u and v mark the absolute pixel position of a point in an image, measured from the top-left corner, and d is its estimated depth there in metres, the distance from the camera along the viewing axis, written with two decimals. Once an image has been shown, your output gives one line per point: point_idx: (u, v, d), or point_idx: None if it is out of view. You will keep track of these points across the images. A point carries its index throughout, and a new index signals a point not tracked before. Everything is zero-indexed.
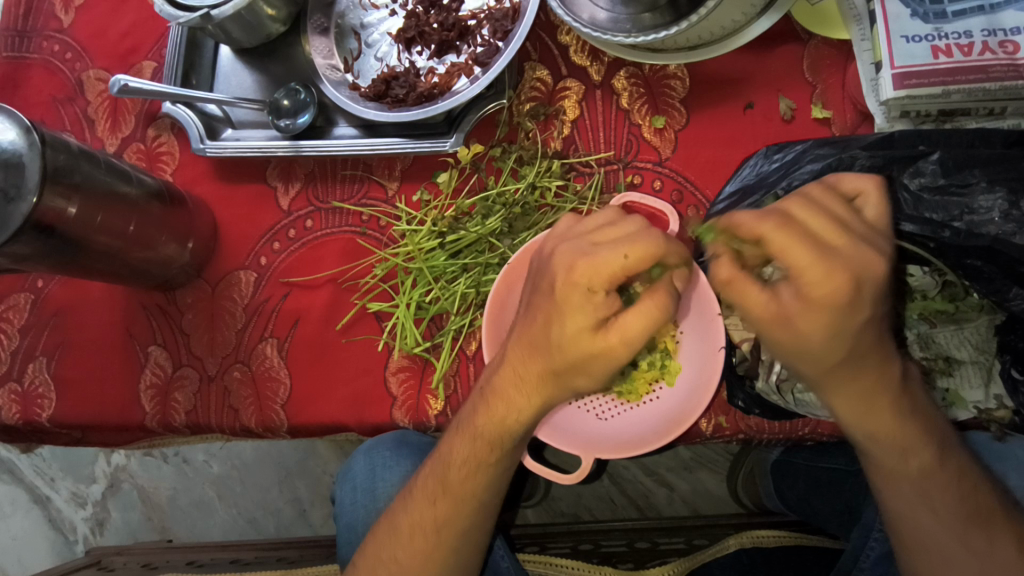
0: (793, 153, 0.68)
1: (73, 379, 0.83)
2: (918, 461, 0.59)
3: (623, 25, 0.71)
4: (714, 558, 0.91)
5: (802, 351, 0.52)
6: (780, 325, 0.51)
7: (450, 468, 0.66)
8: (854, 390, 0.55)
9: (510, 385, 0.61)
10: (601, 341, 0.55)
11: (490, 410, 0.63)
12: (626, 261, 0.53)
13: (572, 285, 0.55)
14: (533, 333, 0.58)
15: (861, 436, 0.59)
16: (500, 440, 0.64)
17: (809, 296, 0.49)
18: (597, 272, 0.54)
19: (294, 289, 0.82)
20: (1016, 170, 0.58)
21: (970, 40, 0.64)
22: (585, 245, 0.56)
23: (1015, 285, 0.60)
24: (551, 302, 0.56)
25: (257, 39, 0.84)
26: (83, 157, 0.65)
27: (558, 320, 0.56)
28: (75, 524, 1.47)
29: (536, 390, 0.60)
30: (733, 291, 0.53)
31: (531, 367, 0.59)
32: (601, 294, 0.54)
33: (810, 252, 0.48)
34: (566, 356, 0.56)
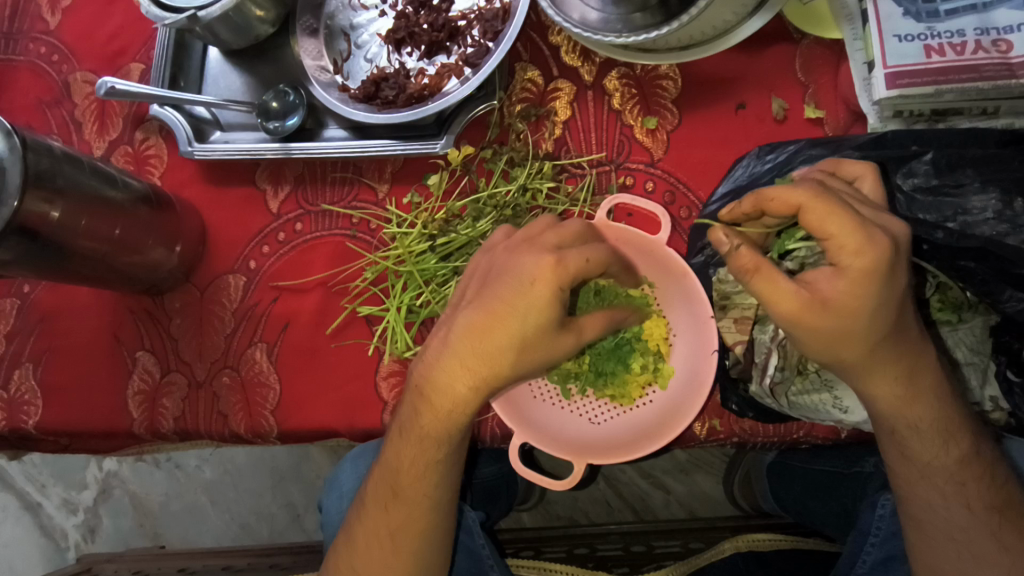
0: (786, 153, 0.68)
1: (60, 386, 0.82)
2: (932, 454, 0.58)
3: (615, 25, 0.70)
4: (711, 562, 0.89)
5: (837, 336, 0.52)
6: (819, 309, 0.51)
7: (400, 473, 0.65)
8: (892, 373, 0.55)
9: (451, 375, 0.59)
10: (563, 338, 0.59)
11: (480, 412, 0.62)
12: (587, 263, 0.57)
13: (542, 283, 0.55)
14: (492, 317, 0.57)
15: (901, 426, 0.58)
16: (442, 439, 0.63)
17: (849, 268, 0.50)
18: (559, 270, 0.56)
19: (284, 293, 0.81)
20: (1008, 171, 0.58)
21: (963, 39, 0.64)
22: (546, 244, 0.58)
23: (1009, 287, 0.59)
24: (523, 296, 0.56)
25: (246, 40, 0.83)
26: (67, 160, 0.64)
27: (522, 312, 0.56)
28: (66, 531, 1.45)
29: (483, 381, 0.59)
30: (759, 281, 0.51)
31: (475, 360, 0.58)
32: (564, 293, 0.57)
33: (845, 220, 0.49)
34: (524, 348, 0.57)
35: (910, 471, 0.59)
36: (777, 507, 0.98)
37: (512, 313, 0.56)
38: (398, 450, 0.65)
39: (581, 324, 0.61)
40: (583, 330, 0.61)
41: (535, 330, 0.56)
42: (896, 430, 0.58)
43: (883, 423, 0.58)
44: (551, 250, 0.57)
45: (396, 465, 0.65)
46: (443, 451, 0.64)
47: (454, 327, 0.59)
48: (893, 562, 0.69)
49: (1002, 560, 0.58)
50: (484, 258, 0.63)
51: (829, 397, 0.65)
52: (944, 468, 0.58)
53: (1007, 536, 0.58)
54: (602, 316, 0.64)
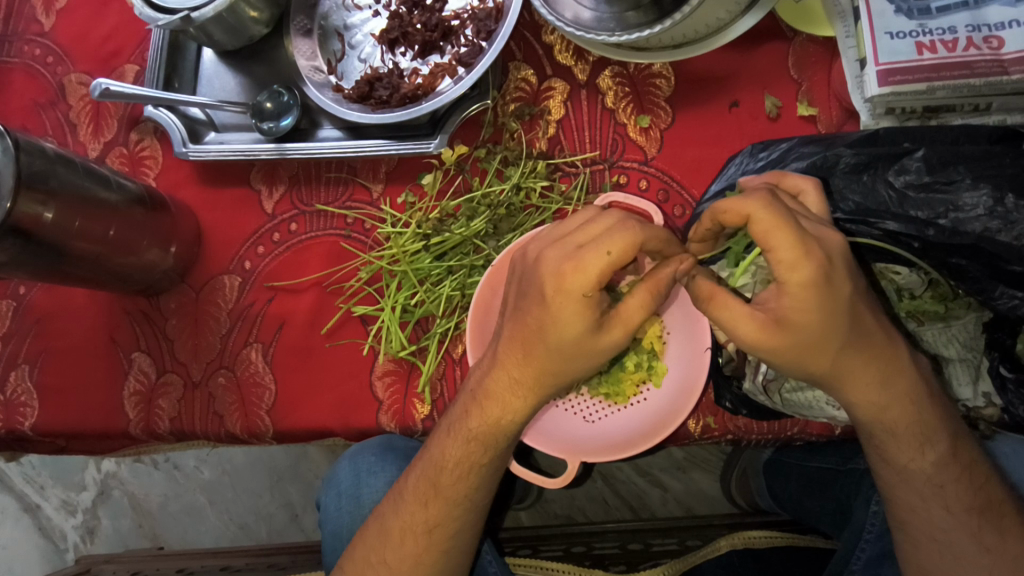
0: (779, 151, 0.68)
1: (56, 387, 0.82)
2: (908, 457, 0.58)
3: (608, 24, 0.70)
4: (706, 559, 0.89)
5: (795, 354, 0.52)
6: (775, 329, 0.51)
7: (443, 472, 0.65)
8: (865, 378, 0.55)
9: (504, 388, 0.61)
10: (604, 335, 0.56)
11: (491, 415, 0.62)
12: (609, 257, 0.53)
13: (566, 294, 0.54)
14: (526, 332, 0.58)
15: (881, 429, 0.58)
16: (491, 440, 0.63)
17: (789, 283, 0.50)
18: (580, 278, 0.54)
19: (279, 293, 0.81)
20: (998, 169, 0.58)
21: (955, 36, 0.64)
22: (569, 247, 0.56)
23: (1002, 285, 0.60)
24: (546, 309, 0.56)
25: (240, 41, 0.83)
26: (60, 161, 0.64)
27: (553, 323, 0.56)
28: (65, 533, 1.45)
29: (532, 389, 0.60)
30: (718, 308, 0.53)
31: (529, 370, 0.59)
32: (592, 297, 0.55)
33: (784, 230, 0.49)
34: (569, 360, 0.57)
35: (890, 474, 0.60)
36: (773, 504, 0.98)
37: (555, 334, 0.56)
38: (444, 448, 0.65)
39: (624, 312, 0.56)
40: (625, 319, 0.56)
41: (573, 338, 0.56)
42: (875, 434, 0.58)
43: (865, 427, 0.58)
44: (569, 255, 0.55)
45: (440, 462, 0.65)
46: (489, 454, 0.64)
47: (499, 341, 0.61)
48: (888, 558, 0.70)
49: (995, 555, 0.58)
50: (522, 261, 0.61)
51: (822, 394, 0.65)
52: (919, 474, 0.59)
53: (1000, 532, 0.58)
54: (644, 293, 0.56)
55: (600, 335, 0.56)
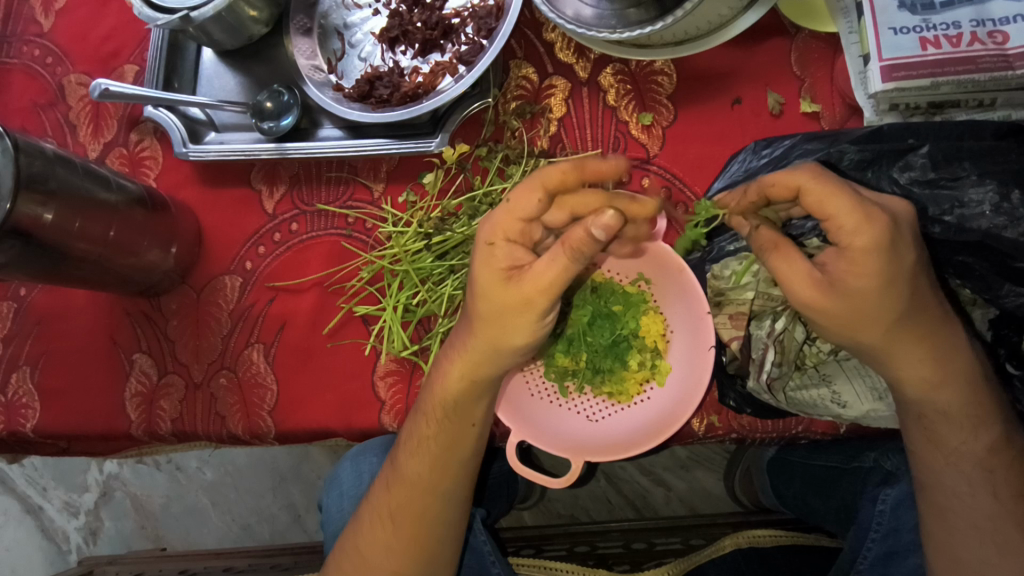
0: (782, 148, 0.67)
1: (57, 389, 0.82)
2: (960, 440, 0.58)
3: (609, 21, 0.69)
4: (710, 560, 0.89)
5: (851, 317, 0.52)
6: (830, 292, 0.52)
7: (406, 451, 0.67)
8: (918, 353, 0.55)
9: (450, 357, 0.63)
10: (516, 290, 0.57)
11: (435, 390, 0.64)
12: (510, 207, 0.57)
13: (477, 246, 0.58)
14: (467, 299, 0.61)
15: (932, 410, 0.57)
16: (445, 419, 0.64)
17: (850, 248, 0.50)
18: (488, 227, 0.58)
19: (280, 294, 0.81)
20: (1006, 163, 0.58)
21: (959, 31, 0.63)
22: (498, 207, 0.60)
23: (1008, 283, 0.59)
24: (471, 268, 0.59)
25: (239, 40, 0.82)
26: (60, 162, 0.64)
27: (475, 284, 0.59)
28: (68, 534, 1.45)
29: (466, 363, 0.62)
30: (778, 260, 0.53)
31: (467, 339, 0.61)
32: (498, 246, 0.57)
33: (843, 197, 0.50)
34: (492, 321, 0.59)
35: (938, 458, 0.59)
36: (776, 501, 0.98)
37: (475, 293, 0.59)
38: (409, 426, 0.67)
39: (537, 271, 0.56)
40: (536, 277, 0.55)
41: (488, 296, 0.58)
42: (924, 415, 0.58)
43: (914, 406, 0.58)
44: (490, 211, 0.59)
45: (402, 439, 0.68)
46: (441, 431, 0.65)
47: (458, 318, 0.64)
48: (893, 557, 0.69)
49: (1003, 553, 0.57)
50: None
51: (827, 393, 0.64)
52: (954, 458, 0.59)
53: (1006, 532, 0.58)
54: (560, 253, 0.55)
55: (512, 289, 0.57)
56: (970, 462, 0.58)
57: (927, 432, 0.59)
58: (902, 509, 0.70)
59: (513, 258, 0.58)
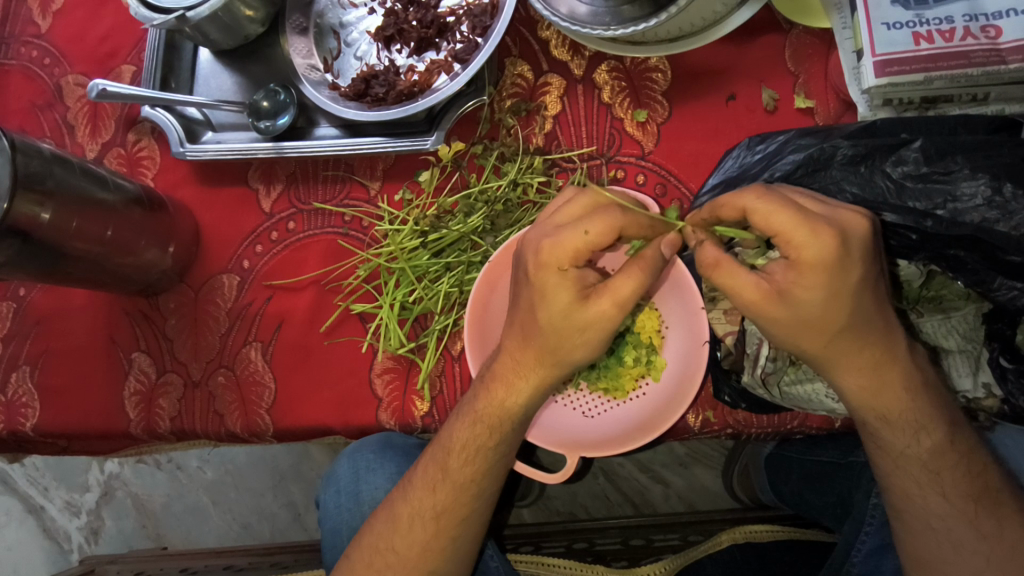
0: (775, 144, 0.68)
1: (57, 388, 0.82)
2: (901, 445, 0.58)
3: (603, 18, 0.69)
4: (708, 554, 0.89)
5: (792, 327, 0.53)
6: (776, 301, 0.52)
7: (451, 455, 0.65)
8: (858, 362, 0.55)
9: (509, 370, 0.62)
10: (594, 307, 0.56)
11: (497, 397, 0.63)
12: (586, 236, 0.55)
13: (545, 268, 0.56)
14: (522, 318, 0.60)
15: (873, 417, 0.58)
16: (505, 427, 0.64)
17: (798, 261, 0.50)
18: (559, 252, 0.56)
19: (277, 292, 0.81)
20: (1000, 156, 0.58)
21: (952, 25, 0.63)
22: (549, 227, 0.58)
23: (1000, 276, 0.60)
24: (534, 288, 0.57)
25: (236, 40, 0.83)
26: (57, 161, 0.64)
27: (543, 304, 0.57)
28: (69, 534, 1.46)
29: (536, 372, 0.61)
30: (720, 275, 0.54)
31: (529, 352, 0.60)
32: (571, 271, 0.56)
33: (789, 213, 0.50)
34: (567, 337, 0.58)
35: (885, 460, 0.60)
36: (774, 499, 0.98)
37: (541, 307, 0.57)
38: (453, 432, 0.65)
39: (615, 286, 0.56)
40: (616, 290, 0.56)
41: (562, 318, 0.57)
42: (868, 421, 0.58)
43: (856, 412, 0.58)
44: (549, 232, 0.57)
45: (448, 445, 0.65)
46: (500, 439, 0.64)
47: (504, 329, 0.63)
48: (889, 550, 0.69)
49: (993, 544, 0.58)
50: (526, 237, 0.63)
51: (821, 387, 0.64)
52: (898, 463, 0.59)
53: (956, 532, 0.58)
54: (636, 267, 0.56)
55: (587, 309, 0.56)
56: (916, 466, 0.59)
57: (874, 434, 0.59)
58: None
59: (581, 279, 0.57)
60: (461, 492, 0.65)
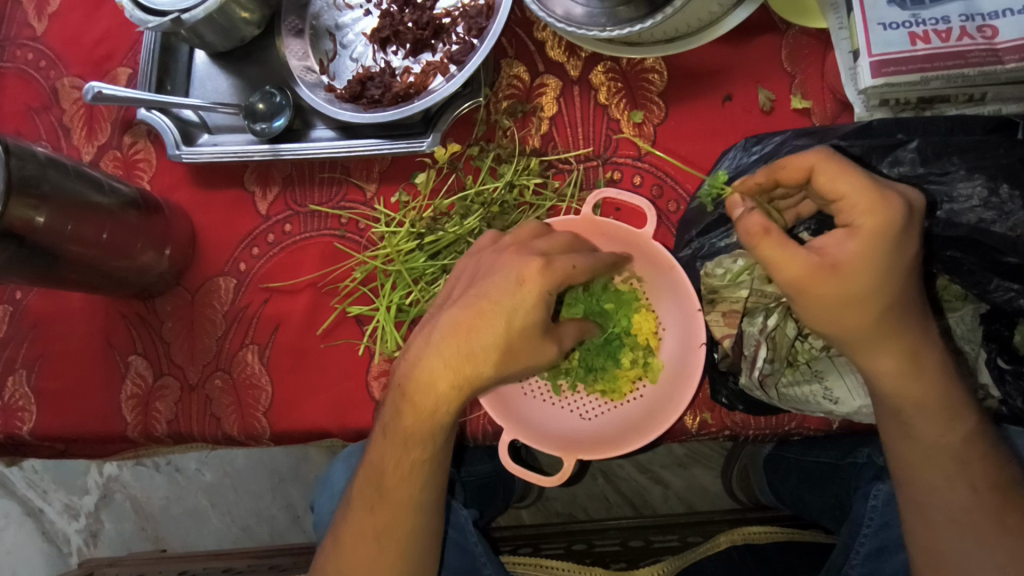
0: (772, 144, 0.67)
1: (54, 391, 0.82)
2: (936, 434, 0.57)
3: (599, 19, 0.69)
4: (706, 556, 0.90)
5: (844, 304, 0.52)
6: (829, 274, 0.51)
7: (386, 476, 0.64)
8: (893, 347, 0.54)
9: (439, 369, 0.56)
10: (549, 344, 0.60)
11: (422, 408, 0.59)
12: (574, 270, 0.59)
13: (529, 282, 0.57)
14: (472, 319, 0.56)
15: (910, 405, 0.56)
16: (430, 439, 0.61)
17: (861, 227, 0.51)
18: (535, 279, 0.57)
19: (274, 295, 0.81)
20: (996, 157, 0.58)
21: (948, 26, 0.63)
22: (530, 247, 0.61)
23: (997, 277, 0.59)
24: (509, 296, 0.57)
25: (231, 42, 0.83)
26: (52, 165, 0.64)
27: (512, 314, 0.56)
28: (68, 536, 1.46)
29: (468, 381, 0.57)
30: (768, 247, 0.51)
31: (467, 359, 0.56)
32: (551, 296, 0.58)
33: (853, 178, 0.51)
34: (522, 356, 0.58)
35: (914, 454, 0.58)
36: (774, 500, 0.97)
37: (506, 318, 0.56)
38: (383, 451, 0.63)
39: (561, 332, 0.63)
40: (561, 334, 0.62)
41: (521, 332, 0.57)
42: (904, 412, 0.57)
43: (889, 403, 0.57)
44: (525, 250, 0.60)
45: (381, 467, 0.64)
46: (428, 451, 0.62)
47: (436, 327, 0.57)
48: (887, 551, 0.70)
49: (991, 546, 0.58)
50: (471, 260, 0.64)
51: (819, 388, 0.65)
52: (929, 454, 0.58)
53: (981, 526, 0.57)
54: (580, 325, 0.66)
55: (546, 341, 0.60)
56: (947, 456, 0.57)
57: (906, 426, 0.58)
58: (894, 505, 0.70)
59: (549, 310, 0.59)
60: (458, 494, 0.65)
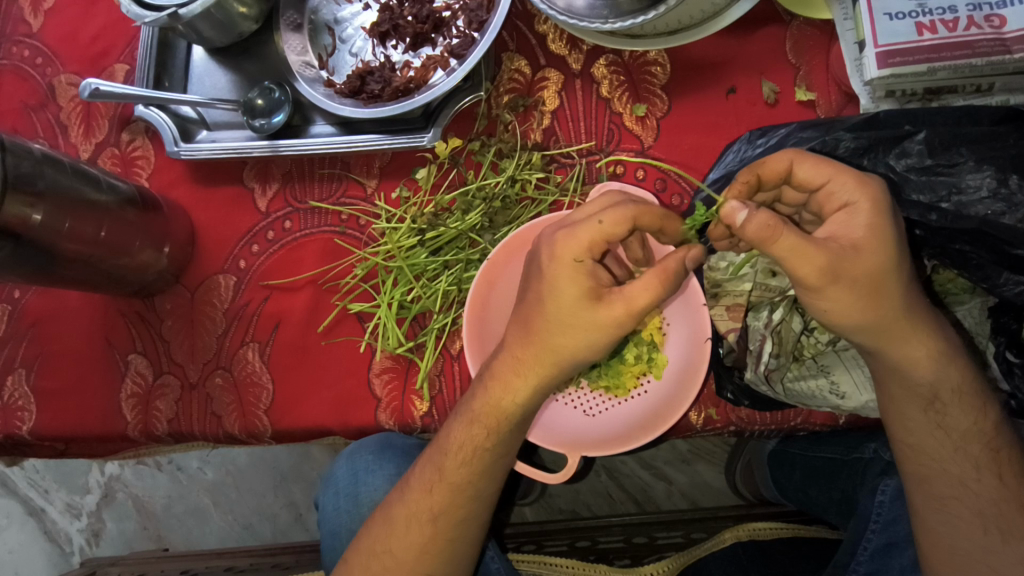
0: (777, 137, 0.67)
1: (53, 390, 0.82)
2: (969, 422, 0.58)
3: (600, 11, 0.68)
4: (710, 553, 0.89)
5: (865, 291, 0.51)
6: (857, 254, 0.50)
7: (449, 457, 0.64)
8: (923, 336, 0.55)
9: (508, 368, 0.59)
10: (604, 310, 0.54)
11: (492, 397, 0.60)
12: (602, 227, 0.54)
13: (559, 260, 0.54)
14: (530, 313, 0.57)
15: (945, 390, 0.57)
16: (505, 431, 0.61)
17: (858, 206, 0.51)
18: (573, 243, 0.54)
19: (274, 292, 0.80)
20: (1005, 147, 0.58)
21: (955, 15, 0.62)
22: (564, 223, 0.57)
23: (1006, 271, 0.59)
24: (543, 280, 0.56)
25: (230, 38, 0.82)
26: (47, 162, 0.64)
27: (551, 296, 0.55)
28: (70, 536, 1.45)
29: (537, 372, 0.58)
30: (783, 244, 0.48)
31: (530, 351, 0.58)
32: (585, 265, 0.54)
33: (828, 164, 0.53)
34: (585, 339, 0.55)
35: (948, 446, 0.59)
36: (778, 495, 0.97)
37: (548, 302, 0.55)
38: (451, 433, 0.63)
39: (629, 293, 0.54)
40: (630, 299, 0.54)
41: (569, 313, 0.54)
42: (938, 396, 0.57)
43: (922, 390, 0.57)
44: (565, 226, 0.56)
45: (443, 448, 0.64)
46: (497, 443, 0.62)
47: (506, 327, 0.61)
48: (893, 548, 0.69)
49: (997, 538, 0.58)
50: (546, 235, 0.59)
51: (825, 384, 0.64)
52: (963, 445, 0.58)
53: (1010, 518, 0.58)
54: (654, 278, 0.53)
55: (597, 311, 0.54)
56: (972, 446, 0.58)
57: (944, 412, 0.58)
58: (902, 500, 0.70)
59: (595, 276, 0.55)
60: (460, 493, 0.64)
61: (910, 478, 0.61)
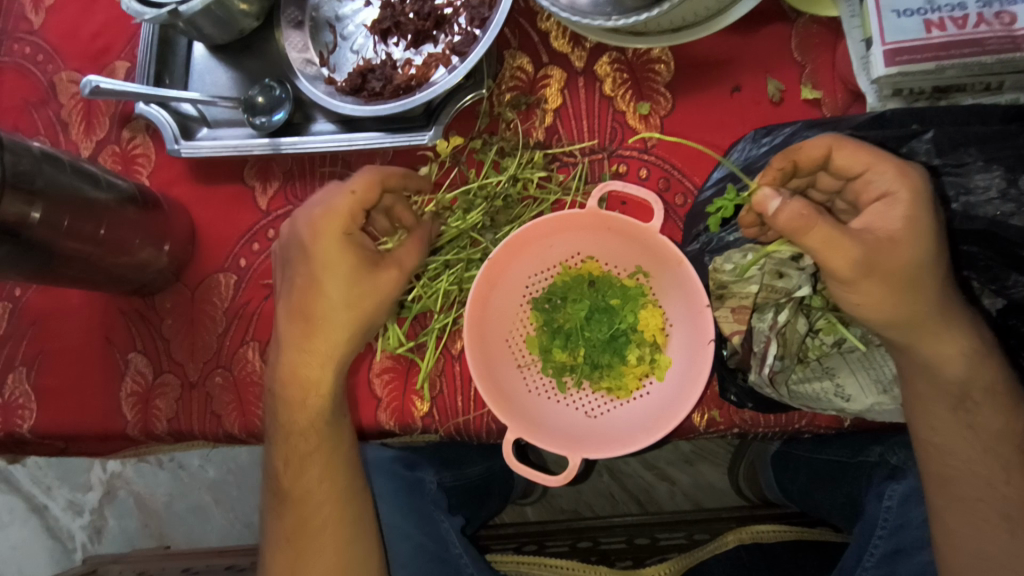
0: (782, 136, 0.66)
1: (54, 388, 0.81)
2: (1001, 423, 0.57)
3: (604, 8, 0.67)
4: (713, 554, 0.89)
5: (898, 285, 0.51)
6: (892, 244, 0.51)
7: (300, 468, 0.68)
8: (954, 336, 0.55)
9: (301, 353, 0.64)
10: (384, 272, 0.65)
11: (298, 398, 0.65)
12: (355, 195, 0.62)
13: (327, 234, 0.62)
14: (310, 293, 0.63)
15: (977, 389, 0.57)
16: (321, 425, 0.67)
17: (898, 198, 0.52)
18: (335, 219, 0.62)
19: (275, 291, 0.80)
20: (1014, 147, 0.57)
21: (965, 12, 0.61)
22: (315, 202, 0.63)
23: (1015, 272, 0.60)
24: (313, 257, 0.62)
25: (230, 35, 0.81)
26: (46, 159, 0.63)
27: (332, 270, 0.62)
28: (73, 533, 1.46)
29: (329, 353, 0.64)
30: (816, 234, 0.50)
31: (314, 333, 0.64)
32: (352, 237, 0.63)
33: (868, 153, 0.53)
34: (370, 304, 0.65)
35: (971, 449, 0.58)
36: (781, 496, 0.96)
37: (327, 276, 0.62)
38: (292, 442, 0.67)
39: (398, 257, 0.68)
40: (400, 260, 0.67)
41: (350, 280, 0.63)
42: (971, 397, 0.57)
43: (954, 391, 0.57)
44: (318, 204, 0.63)
45: (298, 461, 0.68)
46: (318, 441, 0.67)
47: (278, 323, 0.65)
48: (901, 554, 0.68)
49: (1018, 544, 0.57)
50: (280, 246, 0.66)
51: (830, 386, 0.63)
52: (992, 446, 0.57)
53: None
54: (412, 244, 0.69)
55: (378, 272, 0.65)
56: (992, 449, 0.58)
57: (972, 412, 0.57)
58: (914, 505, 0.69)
59: (362, 247, 0.64)
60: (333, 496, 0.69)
61: (930, 481, 0.60)
